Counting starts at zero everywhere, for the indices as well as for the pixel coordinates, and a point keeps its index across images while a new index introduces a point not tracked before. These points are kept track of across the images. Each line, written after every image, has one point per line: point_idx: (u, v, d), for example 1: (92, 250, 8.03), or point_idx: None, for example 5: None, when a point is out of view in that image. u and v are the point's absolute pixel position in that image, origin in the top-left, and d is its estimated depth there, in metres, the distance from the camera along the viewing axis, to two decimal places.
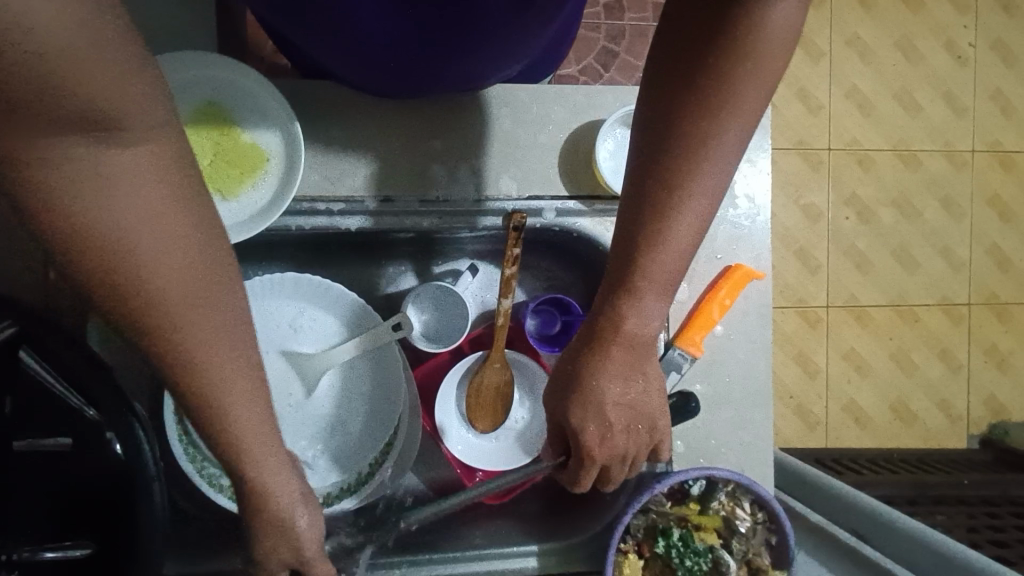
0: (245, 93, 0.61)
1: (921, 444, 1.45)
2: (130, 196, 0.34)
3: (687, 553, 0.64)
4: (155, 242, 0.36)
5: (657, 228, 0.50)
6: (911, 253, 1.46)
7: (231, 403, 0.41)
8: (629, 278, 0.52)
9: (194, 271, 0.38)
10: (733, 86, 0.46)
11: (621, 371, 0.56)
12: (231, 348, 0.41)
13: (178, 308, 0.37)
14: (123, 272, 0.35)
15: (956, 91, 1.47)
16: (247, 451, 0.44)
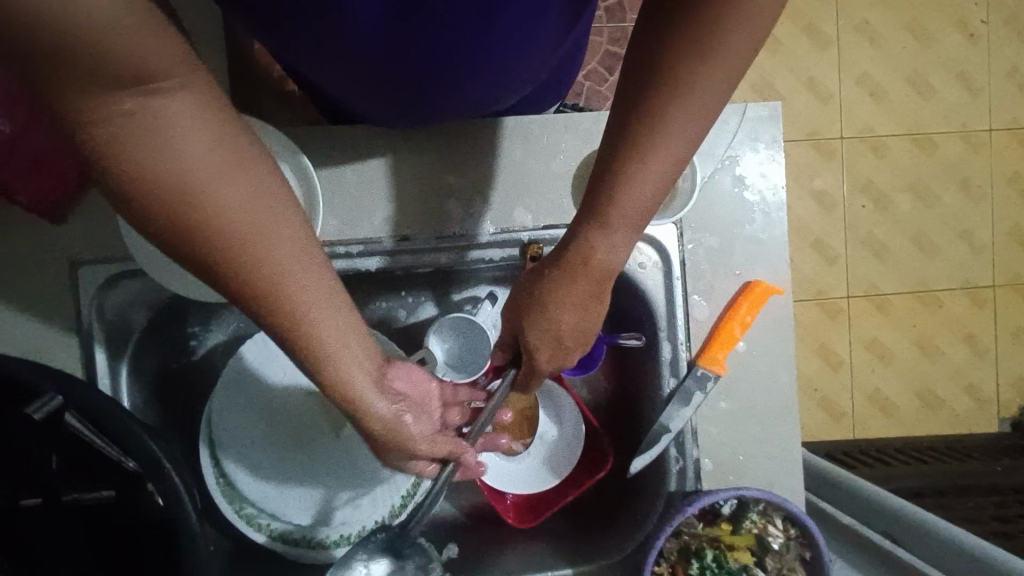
0: (259, 145, 0.63)
1: (949, 430, 1.43)
2: (178, 130, 0.36)
3: (721, 573, 0.65)
4: (214, 176, 0.38)
5: (633, 170, 0.51)
6: (931, 238, 1.43)
7: (322, 323, 0.45)
8: (601, 207, 0.53)
9: (245, 196, 0.40)
10: (712, 42, 0.45)
11: (583, 297, 0.58)
12: (296, 267, 0.43)
13: (236, 239, 0.39)
14: (186, 202, 0.37)
15: (969, 71, 1.44)
16: (330, 363, 0.47)
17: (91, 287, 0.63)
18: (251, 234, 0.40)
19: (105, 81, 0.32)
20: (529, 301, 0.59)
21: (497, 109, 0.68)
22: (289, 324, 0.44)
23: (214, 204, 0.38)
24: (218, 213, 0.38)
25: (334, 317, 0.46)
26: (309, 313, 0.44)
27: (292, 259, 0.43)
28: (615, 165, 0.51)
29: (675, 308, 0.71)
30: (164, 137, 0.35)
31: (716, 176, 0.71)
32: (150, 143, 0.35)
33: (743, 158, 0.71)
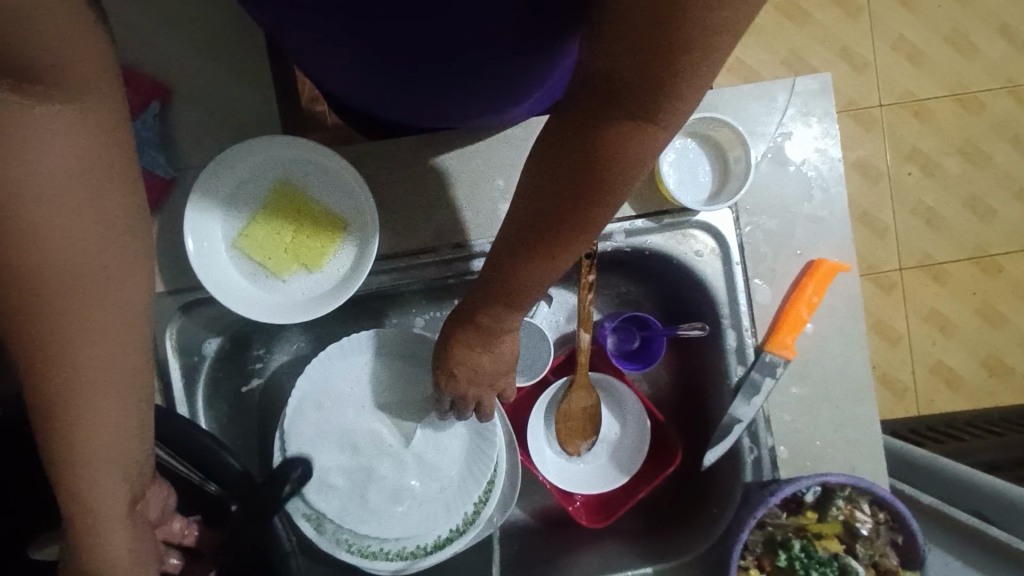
0: (312, 165, 0.63)
1: (1022, 400, 1.36)
2: (54, 193, 0.40)
3: (812, 564, 0.62)
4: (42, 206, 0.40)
5: (524, 258, 0.49)
6: (985, 200, 1.37)
7: (87, 423, 0.44)
8: (496, 292, 0.53)
9: (89, 283, 0.43)
10: (617, 151, 0.40)
11: (483, 347, 0.59)
12: (109, 382, 0.44)
13: (66, 284, 0.42)
14: (21, 271, 0.40)
15: (1012, 23, 1.38)
16: (85, 474, 0.44)
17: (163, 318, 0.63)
18: (65, 309, 0.42)
19: (21, 138, 0.39)
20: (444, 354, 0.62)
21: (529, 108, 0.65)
22: (57, 435, 0.43)
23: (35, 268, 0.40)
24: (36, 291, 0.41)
25: (117, 444, 0.45)
26: (82, 412, 0.44)
27: (93, 356, 0.43)
28: (523, 255, 0.48)
29: (738, 296, 0.69)
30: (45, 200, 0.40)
31: (770, 156, 0.69)
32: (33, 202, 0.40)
33: (795, 135, 0.69)
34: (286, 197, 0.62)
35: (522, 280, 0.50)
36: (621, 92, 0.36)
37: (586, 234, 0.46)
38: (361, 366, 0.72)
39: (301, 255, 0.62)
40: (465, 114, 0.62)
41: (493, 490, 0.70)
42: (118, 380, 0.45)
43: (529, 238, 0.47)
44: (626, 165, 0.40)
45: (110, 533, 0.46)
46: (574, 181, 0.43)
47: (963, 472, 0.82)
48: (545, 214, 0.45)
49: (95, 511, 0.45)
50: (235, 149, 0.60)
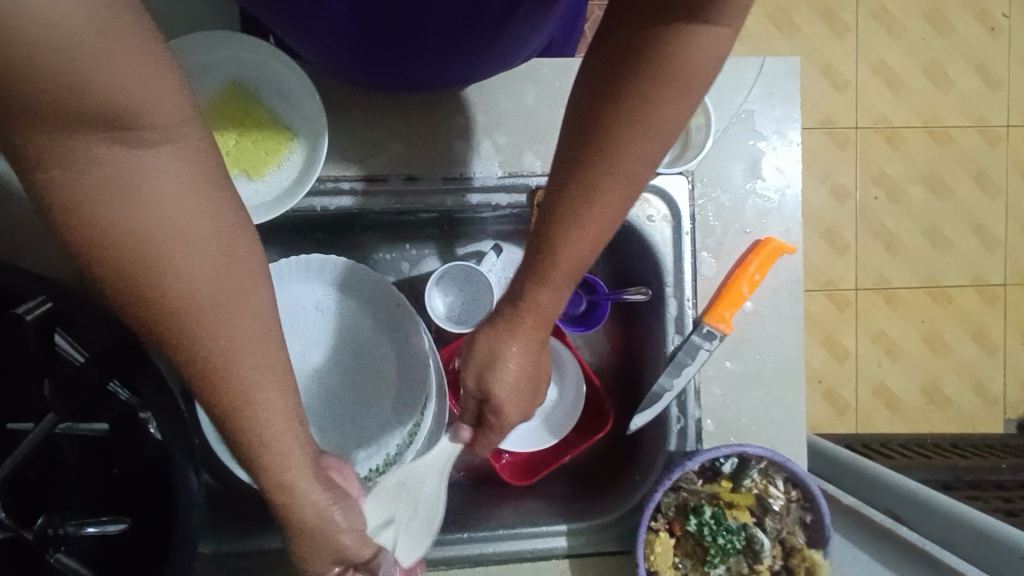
0: (266, 72, 0.61)
1: (954, 428, 1.40)
2: (154, 194, 0.33)
3: (719, 530, 0.63)
4: (142, 211, 0.33)
5: (564, 231, 0.48)
6: (942, 232, 1.41)
7: (266, 403, 0.41)
8: (536, 268, 0.51)
9: (209, 251, 0.36)
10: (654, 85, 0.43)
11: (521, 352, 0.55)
12: (249, 323, 0.39)
13: (186, 301, 0.36)
14: (148, 296, 0.35)
15: (989, 64, 1.42)
16: (263, 419, 0.42)
17: None
18: (187, 280, 0.35)
19: (46, 170, 0.31)
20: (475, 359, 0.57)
21: (506, 64, 0.65)
22: (227, 388, 0.40)
23: (171, 260, 0.35)
24: (181, 272, 0.35)
25: (285, 392, 0.42)
26: (244, 364, 0.39)
27: (232, 310, 0.38)
28: (557, 227, 0.48)
29: (683, 265, 0.69)
30: (135, 180, 0.32)
31: (731, 130, 0.69)
32: (122, 201, 0.32)
33: (758, 114, 0.70)
34: (235, 99, 0.60)
35: (567, 255, 0.50)
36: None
37: (631, 177, 0.47)
38: (300, 294, 0.70)
39: (243, 162, 0.60)
40: (441, 76, 0.62)
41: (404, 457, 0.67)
42: (265, 310, 0.40)
43: (565, 195, 0.47)
44: (674, 86, 0.43)
45: (302, 480, 0.46)
46: (617, 113, 0.44)
47: (871, 469, 0.84)
48: (581, 161, 0.46)
49: (279, 457, 0.44)
50: (188, 41, 0.58)
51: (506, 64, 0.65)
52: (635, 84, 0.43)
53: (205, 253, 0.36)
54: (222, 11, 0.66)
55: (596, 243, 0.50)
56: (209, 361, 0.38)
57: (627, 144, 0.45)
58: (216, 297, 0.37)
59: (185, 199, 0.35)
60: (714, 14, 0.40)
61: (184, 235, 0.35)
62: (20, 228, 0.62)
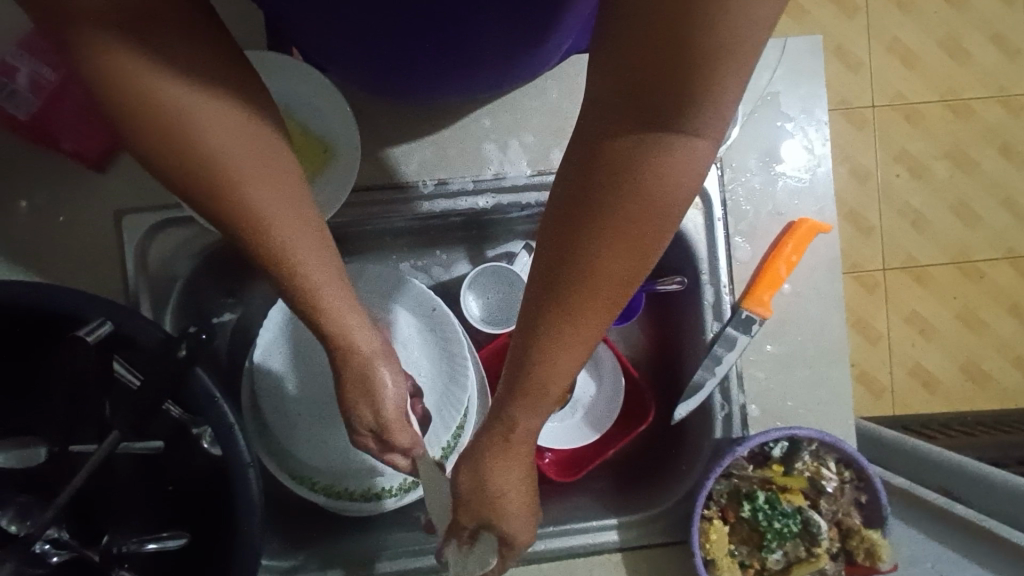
0: (294, 90, 0.63)
1: (997, 407, 1.34)
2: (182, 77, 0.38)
3: (774, 515, 0.63)
4: (176, 91, 0.38)
5: (549, 344, 0.43)
6: (970, 207, 1.36)
7: (309, 273, 0.45)
8: (519, 384, 0.46)
9: (233, 129, 0.40)
10: (639, 193, 0.38)
11: (517, 470, 0.50)
12: (286, 196, 0.42)
13: (224, 168, 0.40)
14: (194, 165, 0.39)
15: (1007, 33, 1.37)
16: (314, 288, 0.45)
17: (133, 238, 0.63)
18: (226, 149, 0.40)
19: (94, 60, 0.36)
20: (467, 485, 0.51)
21: (534, 71, 0.65)
22: (279, 258, 0.43)
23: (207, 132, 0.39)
24: (218, 144, 0.39)
25: (327, 269, 0.45)
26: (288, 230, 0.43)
27: (262, 183, 0.41)
28: (541, 340, 0.43)
29: (717, 250, 0.68)
30: (162, 63, 0.37)
31: (756, 113, 0.69)
32: (152, 78, 0.37)
33: (783, 95, 0.70)
34: None
35: (552, 371, 0.44)
36: (639, 99, 0.35)
37: (617, 291, 0.42)
38: None
39: None
40: (464, 84, 0.63)
41: (462, 436, 0.69)
42: (300, 189, 0.44)
43: (543, 308, 0.43)
44: (660, 197, 0.38)
45: (360, 347, 0.49)
46: (596, 227, 0.39)
47: (923, 449, 0.81)
48: (567, 269, 0.41)
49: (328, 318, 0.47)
50: None
51: (536, 70, 0.65)
52: (616, 194, 0.38)
53: (237, 128, 0.40)
54: (241, 34, 0.67)
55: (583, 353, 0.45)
56: (247, 236, 0.42)
57: (612, 257, 0.40)
58: (249, 168, 0.41)
59: (212, 92, 0.39)
60: (701, 118, 0.36)
61: (216, 117, 0.39)
62: (60, 254, 0.63)
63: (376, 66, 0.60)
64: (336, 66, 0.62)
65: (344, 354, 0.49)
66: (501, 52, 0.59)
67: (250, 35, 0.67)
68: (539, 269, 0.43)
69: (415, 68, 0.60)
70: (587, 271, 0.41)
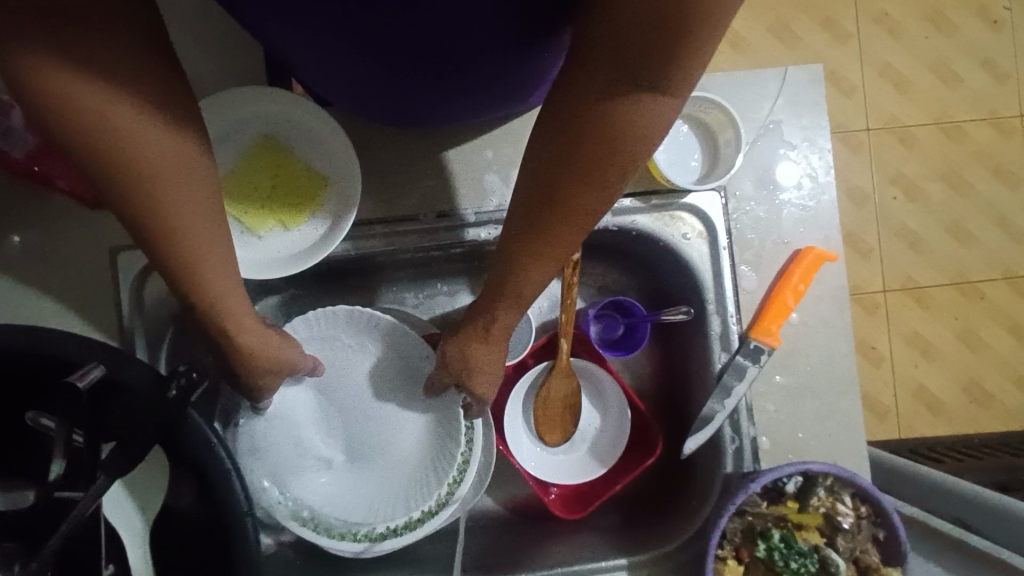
0: (294, 124, 0.62)
1: (1001, 428, 1.33)
2: (134, 111, 0.41)
3: (790, 554, 0.61)
4: (130, 125, 0.41)
5: (523, 259, 0.49)
6: (967, 228, 1.35)
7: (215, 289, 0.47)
8: (495, 290, 0.52)
9: (172, 159, 0.43)
10: (621, 144, 0.42)
11: (492, 361, 0.56)
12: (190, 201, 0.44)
13: (161, 193, 0.43)
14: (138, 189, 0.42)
15: (995, 56, 1.37)
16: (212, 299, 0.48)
17: (130, 275, 0.62)
18: (167, 176, 0.43)
19: (47, 83, 0.38)
20: (453, 362, 0.58)
21: (530, 99, 0.65)
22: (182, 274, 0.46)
23: (120, 141, 0.41)
24: (129, 139, 0.41)
25: (231, 282, 0.49)
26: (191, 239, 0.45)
27: (192, 209, 0.45)
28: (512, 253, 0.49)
29: (725, 280, 0.67)
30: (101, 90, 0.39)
31: (758, 143, 0.69)
32: (102, 108, 0.40)
33: (784, 124, 0.70)
34: (267, 152, 0.61)
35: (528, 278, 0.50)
36: (627, 57, 0.37)
37: (585, 220, 0.46)
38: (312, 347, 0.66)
39: (277, 212, 0.61)
40: (462, 112, 0.62)
41: (468, 471, 0.64)
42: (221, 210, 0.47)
43: (527, 227, 0.47)
44: (633, 138, 0.41)
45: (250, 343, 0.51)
46: (573, 163, 0.43)
47: (931, 476, 0.78)
48: (549, 201, 0.45)
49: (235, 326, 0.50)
50: (221, 98, 0.60)
51: (532, 96, 0.64)
52: (598, 130, 0.41)
53: (153, 138, 0.42)
54: (236, 70, 0.66)
55: (553, 266, 0.49)
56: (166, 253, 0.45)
57: (587, 187, 0.44)
58: (163, 177, 0.43)
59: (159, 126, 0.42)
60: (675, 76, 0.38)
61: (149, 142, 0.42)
62: (49, 293, 0.62)
63: (369, 90, 0.58)
64: (333, 87, 0.60)
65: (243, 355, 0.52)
66: (500, 82, 0.59)
67: (244, 70, 0.67)
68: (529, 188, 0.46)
69: (410, 93, 0.58)
70: (567, 193, 0.44)
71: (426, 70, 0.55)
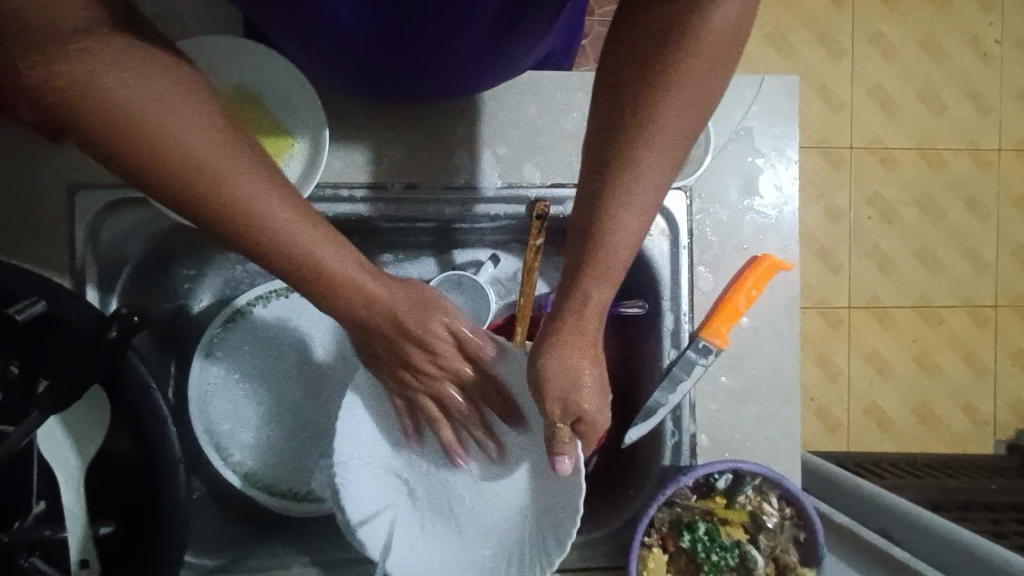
0: (265, 77, 0.61)
1: (944, 449, 1.37)
2: (233, 169, 0.38)
3: (713, 547, 0.63)
4: (244, 184, 0.38)
5: (615, 203, 0.46)
6: (934, 253, 1.38)
7: (392, 308, 0.47)
8: (590, 255, 0.48)
9: (291, 202, 0.41)
10: (692, 57, 0.42)
11: (580, 353, 0.50)
12: (324, 236, 0.42)
13: (306, 249, 0.42)
14: (275, 249, 0.41)
15: (981, 89, 1.39)
16: (390, 317, 0.47)
17: (86, 216, 0.61)
18: (295, 229, 0.41)
19: (150, 169, 0.36)
20: (550, 369, 0.50)
21: (508, 77, 0.64)
22: (349, 307, 0.46)
23: (241, 210, 0.39)
24: (251, 204, 0.39)
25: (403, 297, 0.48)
26: (297, 232, 0.41)
27: (332, 245, 0.43)
28: (602, 204, 0.46)
29: (680, 279, 0.69)
30: (203, 166, 0.37)
31: (729, 148, 0.70)
32: (214, 177, 0.37)
33: (756, 132, 0.71)
34: (235, 105, 0.61)
35: (597, 273, 0.48)
36: None
37: (676, 152, 0.45)
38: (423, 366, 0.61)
39: None
40: (434, 88, 0.62)
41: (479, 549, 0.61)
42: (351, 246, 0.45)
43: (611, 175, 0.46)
44: (718, 44, 0.42)
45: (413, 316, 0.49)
46: (657, 86, 0.43)
47: (862, 489, 0.81)
48: (626, 141, 0.45)
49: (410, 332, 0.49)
50: (191, 46, 0.60)
51: (507, 74, 0.64)
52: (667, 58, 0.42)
53: (261, 185, 0.39)
54: (215, 18, 0.65)
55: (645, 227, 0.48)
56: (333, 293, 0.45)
57: (673, 111, 0.43)
58: (295, 229, 0.41)
59: (267, 181, 0.40)
60: None
61: (267, 197, 0.39)
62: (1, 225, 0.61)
63: (344, 58, 0.58)
64: (306, 52, 0.59)
65: (438, 364, 0.53)
66: (480, 59, 0.59)
67: (221, 22, 0.65)
68: (600, 153, 0.46)
69: (384, 62, 0.57)
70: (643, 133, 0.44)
71: (401, 36, 0.55)
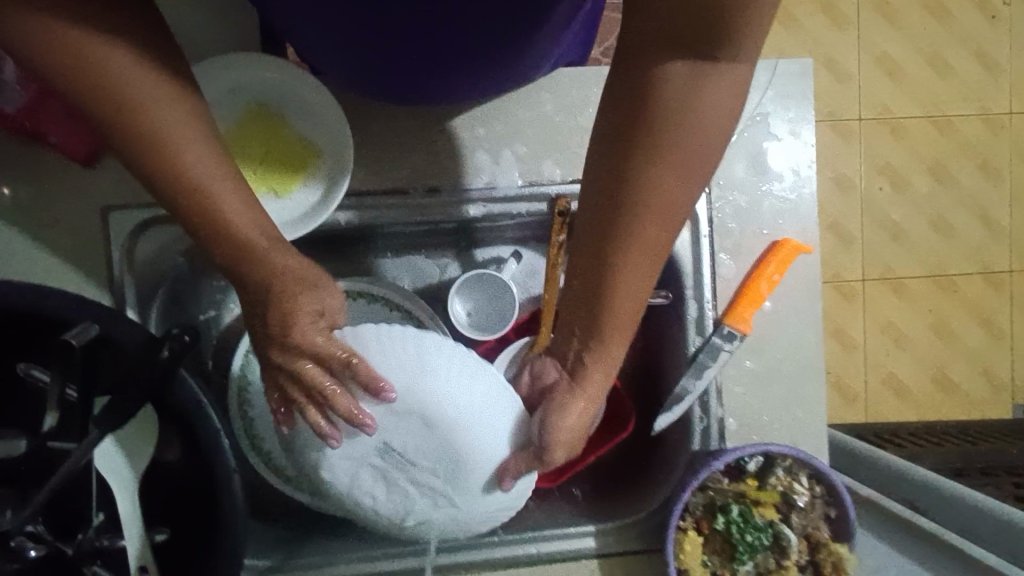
0: (287, 91, 0.63)
1: (963, 415, 1.38)
2: (152, 97, 0.44)
3: (747, 528, 0.65)
4: (158, 105, 0.44)
5: (603, 265, 0.48)
6: (947, 220, 1.38)
7: (267, 254, 0.48)
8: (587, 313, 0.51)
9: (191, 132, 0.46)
10: (671, 134, 0.44)
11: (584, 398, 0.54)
12: (213, 166, 0.47)
13: (188, 164, 0.46)
14: (168, 173, 0.45)
15: (990, 51, 1.38)
16: (254, 261, 0.48)
17: (120, 234, 0.63)
18: (191, 155, 0.46)
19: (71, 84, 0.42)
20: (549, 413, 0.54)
21: (525, 78, 0.65)
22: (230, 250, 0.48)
23: (141, 126, 0.44)
24: (150, 123, 0.44)
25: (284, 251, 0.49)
26: (188, 160, 0.45)
27: (216, 174, 0.47)
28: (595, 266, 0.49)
29: (703, 267, 0.70)
30: (132, 93, 0.43)
31: (744, 134, 0.71)
32: (128, 96, 0.43)
33: (772, 116, 0.71)
34: (258, 121, 0.62)
35: (621, 298, 0.49)
36: (677, 36, 0.41)
37: (668, 212, 0.46)
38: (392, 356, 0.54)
39: (269, 180, 0.62)
40: (454, 91, 0.63)
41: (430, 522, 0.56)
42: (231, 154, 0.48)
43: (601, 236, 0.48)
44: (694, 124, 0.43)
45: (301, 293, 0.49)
46: (646, 160, 0.45)
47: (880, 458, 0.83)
48: (616, 205, 0.47)
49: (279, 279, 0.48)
50: (211, 65, 0.60)
51: (527, 76, 0.65)
52: (658, 125, 0.44)
53: (170, 111, 0.45)
54: (230, 31, 0.66)
55: (639, 289, 0.50)
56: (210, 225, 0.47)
57: (660, 177, 0.45)
58: (175, 152, 0.45)
59: (175, 110, 0.45)
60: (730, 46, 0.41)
61: (168, 120, 0.45)
62: (39, 247, 0.63)
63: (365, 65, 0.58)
64: (327, 60, 0.60)
65: (279, 318, 0.49)
66: (496, 61, 0.59)
67: (238, 36, 0.66)
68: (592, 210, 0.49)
69: (404, 67, 0.58)
70: (644, 191, 0.45)
71: (421, 42, 0.55)
